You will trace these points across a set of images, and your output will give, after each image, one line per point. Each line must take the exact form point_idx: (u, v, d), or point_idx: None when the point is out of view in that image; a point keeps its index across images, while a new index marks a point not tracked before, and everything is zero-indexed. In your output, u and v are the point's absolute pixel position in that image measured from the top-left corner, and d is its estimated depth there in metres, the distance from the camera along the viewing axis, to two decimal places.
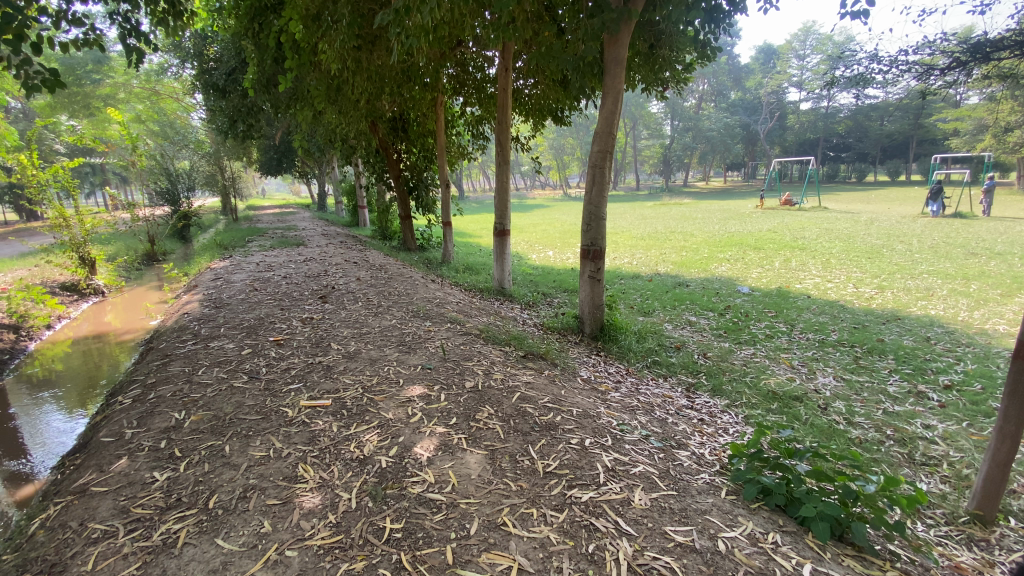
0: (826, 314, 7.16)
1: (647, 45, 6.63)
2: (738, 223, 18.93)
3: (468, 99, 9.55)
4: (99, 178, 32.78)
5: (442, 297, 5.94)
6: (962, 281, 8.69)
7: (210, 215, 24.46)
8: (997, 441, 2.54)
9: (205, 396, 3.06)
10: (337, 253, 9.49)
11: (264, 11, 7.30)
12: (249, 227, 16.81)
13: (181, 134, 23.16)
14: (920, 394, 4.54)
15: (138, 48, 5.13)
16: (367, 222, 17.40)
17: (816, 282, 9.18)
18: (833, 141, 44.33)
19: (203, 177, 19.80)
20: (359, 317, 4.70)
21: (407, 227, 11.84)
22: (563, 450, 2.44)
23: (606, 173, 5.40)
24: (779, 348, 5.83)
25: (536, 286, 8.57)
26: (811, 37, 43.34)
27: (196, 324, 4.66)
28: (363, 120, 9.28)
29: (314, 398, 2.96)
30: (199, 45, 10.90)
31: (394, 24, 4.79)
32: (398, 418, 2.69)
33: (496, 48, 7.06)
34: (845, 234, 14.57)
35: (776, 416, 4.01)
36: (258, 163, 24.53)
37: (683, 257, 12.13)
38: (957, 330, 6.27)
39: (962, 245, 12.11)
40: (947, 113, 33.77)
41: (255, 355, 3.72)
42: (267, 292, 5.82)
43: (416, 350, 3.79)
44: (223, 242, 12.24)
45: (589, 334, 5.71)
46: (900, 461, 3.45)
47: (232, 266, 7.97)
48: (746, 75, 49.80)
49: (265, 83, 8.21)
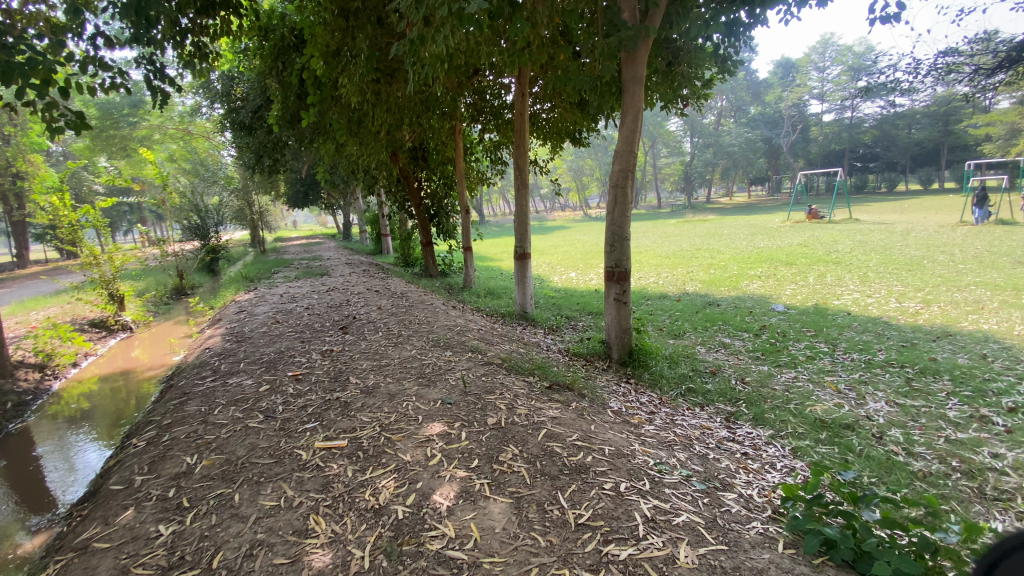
0: (869, 332, 6.74)
1: (665, 63, 6.55)
2: (766, 237, 18.47)
3: (486, 126, 9.59)
4: (136, 216, 34.51)
5: (463, 324, 5.80)
6: (1014, 292, 8.14)
7: (240, 248, 25.15)
8: None
9: (219, 437, 2.95)
10: (360, 282, 9.49)
11: (287, 50, 7.55)
12: (275, 258, 17.16)
13: (210, 171, 24.05)
14: (983, 418, 4.12)
15: (163, 89, 5.23)
16: (391, 249, 17.57)
17: (856, 298, 8.73)
18: (859, 152, 43.38)
19: (233, 212, 20.43)
20: (379, 349, 4.58)
21: (429, 253, 11.85)
22: (595, 498, 2.21)
23: (628, 192, 5.24)
24: (823, 370, 5.47)
25: (560, 309, 8.37)
26: (830, 49, 43.02)
27: (216, 360, 4.61)
28: (384, 151, 9.37)
29: (329, 438, 2.81)
30: (226, 86, 11.29)
31: (409, 54, 4.78)
32: (416, 461, 2.51)
33: (512, 74, 7.08)
34: (880, 246, 14.03)
35: (827, 448, 3.69)
36: (286, 196, 25.23)
37: (712, 275, 11.79)
38: (1015, 346, 5.80)
39: (1010, 253, 11.46)
40: (979, 118, 32.72)
41: (272, 392, 3.61)
42: (289, 324, 5.78)
43: (436, 384, 3.62)
44: (249, 275, 12.46)
45: (617, 359, 5.48)
46: (970, 496, 3.07)
47: (256, 298, 8.03)
48: (765, 90, 49.55)
49: (289, 119, 8.40)
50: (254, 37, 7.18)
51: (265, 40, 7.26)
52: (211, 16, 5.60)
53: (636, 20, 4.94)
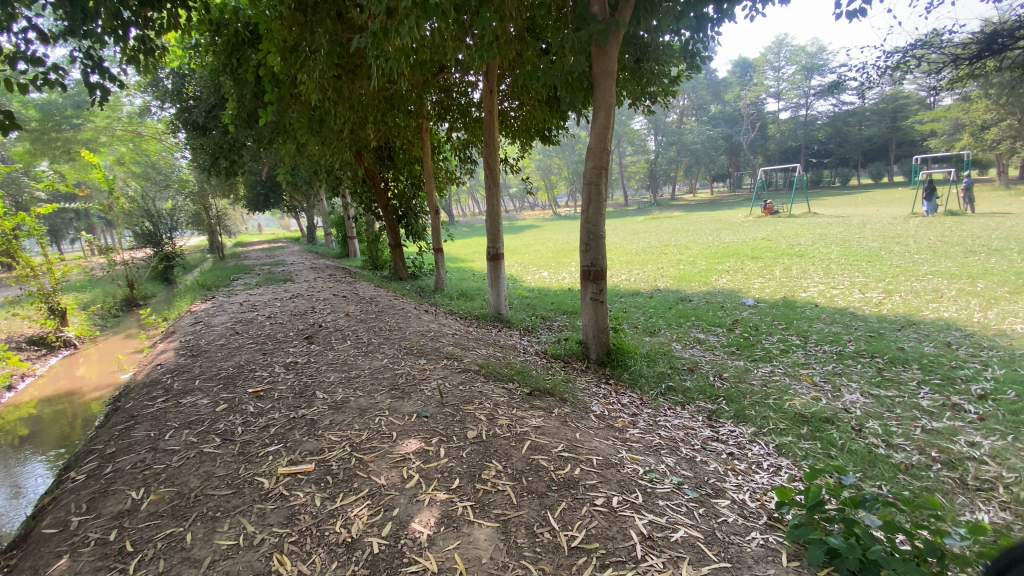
0: (837, 323, 6.86)
1: (633, 59, 6.51)
2: (730, 232, 18.90)
3: (454, 124, 9.40)
4: (84, 222, 32.75)
5: (437, 329, 5.57)
6: (968, 280, 8.46)
7: (197, 255, 24.04)
8: None
9: (169, 467, 2.67)
10: (326, 287, 9.13)
11: (242, 46, 7.15)
12: (234, 264, 16.48)
13: (162, 174, 22.89)
14: (956, 406, 4.19)
15: (103, 85, 4.75)
16: (358, 252, 17.10)
17: (821, 290, 8.93)
18: (814, 149, 45.17)
19: (189, 216, 19.47)
20: (347, 359, 4.33)
21: (398, 255, 11.54)
22: (588, 516, 2.06)
23: (602, 190, 5.11)
24: (797, 363, 5.51)
25: (534, 310, 8.23)
26: (784, 49, 45.21)
27: (169, 377, 4.25)
28: (347, 150, 9.03)
29: (294, 462, 2.57)
30: (177, 84, 10.65)
31: (371, 48, 4.51)
32: (391, 484, 2.31)
33: (479, 71, 6.90)
34: (839, 239, 14.46)
35: (810, 444, 3.68)
36: (245, 199, 24.33)
37: (681, 270, 11.89)
38: (976, 333, 5.98)
39: (959, 243, 11.98)
40: (925, 114, 34.42)
41: (230, 412, 3.32)
42: (249, 336, 5.43)
43: (410, 396, 3.41)
44: (206, 283, 11.87)
45: (596, 360, 5.38)
46: (952, 488, 3.07)
47: (214, 308, 7.59)
48: (725, 89, 51.12)
49: (246, 118, 7.96)
50: (205, 32, 6.77)
51: (217, 36, 6.86)
52: (156, 9, 5.17)
53: (606, 14, 4.83)
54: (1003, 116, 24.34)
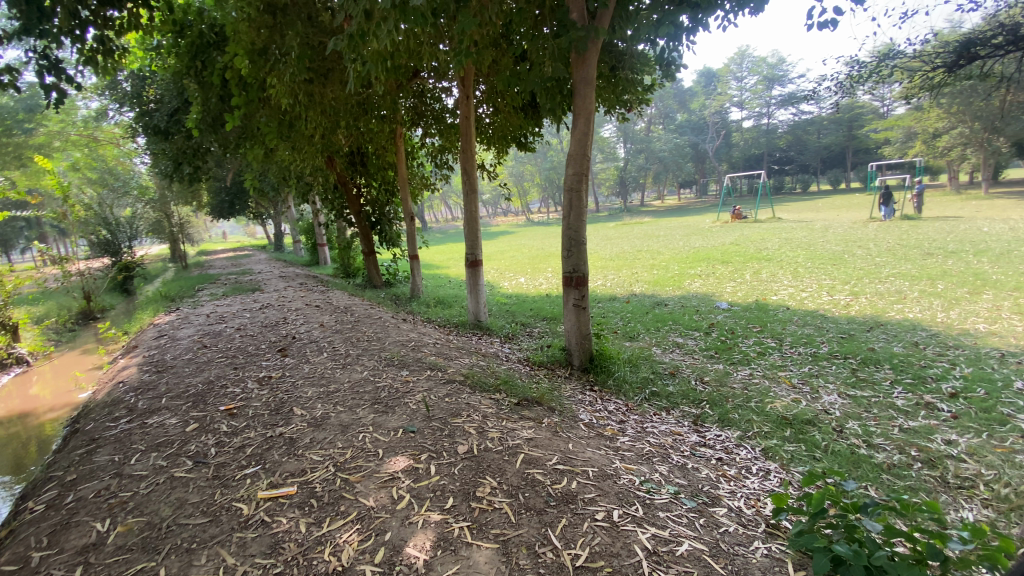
0: (810, 325, 7.03)
1: (608, 67, 6.55)
2: (700, 237, 19.33)
3: (428, 130, 9.29)
4: (33, 230, 31.14)
5: (417, 338, 5.43)
6: (928, 281, 8.84)
7: (157, 264, 23.08)
8: None
9: (137, 495, 2.47)
10: (298, 296, 8.85)
11: (207, 48, 6.87)
12: (199, 273, 15.87)
13: (120, 180, 21.93)
14: (929, 405, 4.32)
15: (59, 87, 4.47)
16: (329, 260, 16.70)
17: (791, 292, 9.17)
18: (776, 156, 46.85)
19: (149, 224, 18.67)
20: (325, 372, 4.16)
21: (371, 262, 11.31)
22: (590, 533, 2.00)
23: (583, 196, 5.10)
24: (775, 366, 5.61)
25: (513, 316, 8.16)
26: (746, 60, 47.11)
27: (132, 396, 3.98)
28: (319, 156, 8.80)
29: (275, 485, 2.42)
30: (137, 87, 10.19)
31: (348, 50, 4.34)
32: (381, 506, 2.19)
33: (456, 76, 6.82)
34: (804, 243, 14.96)
35: (795, 446, 3.71)
36: (209, 206, 23.53)
37: (655, 275, 12.05)
38: (940, 333, 6.23)
39: (917, 246, 12.53)
40: (878, 124, 36.15)
41: (202, 432, 3.12)
42: (218, 349, 5.17)
43: (395, 410, 3.28)
44: (169, 293, 11.36)
45: (579, 366, 5.34)
46: (934, 486, 3.15)
47: (179, 320, 7.23)
48: (691, 98, 52.63)
49: (211, 122, 7.64)
50: (167, 33, 6.48)
51: (180, 37, 6.57)
52: (118, 8, 4.90)
53: (586, 20, 4.81)
54: (953, 125, 25.72)
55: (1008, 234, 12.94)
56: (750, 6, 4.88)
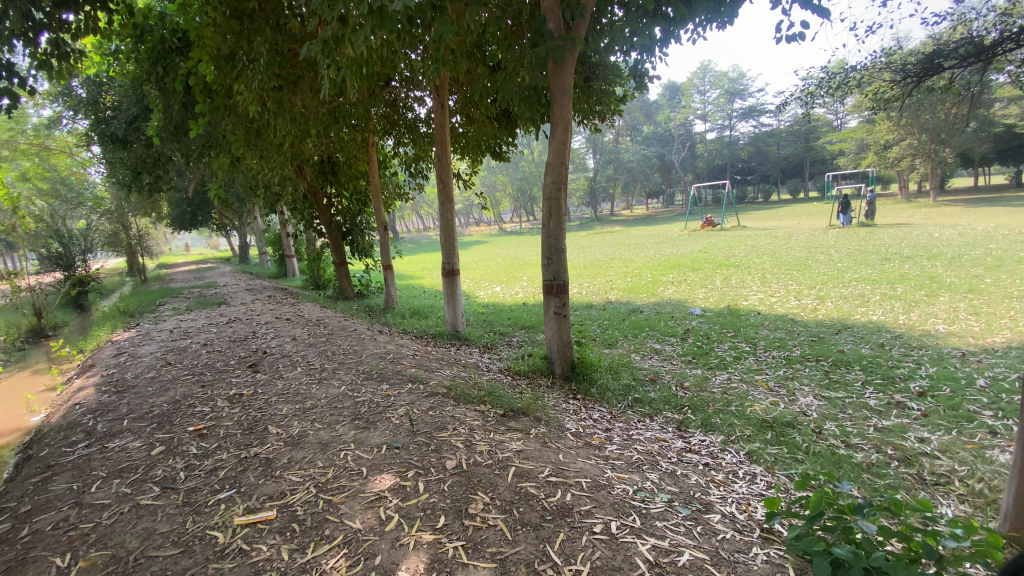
0: (781, 329, 7.21)
1: (582, 78, 6.61)
2: (669, 245, 19.72)
3: (401, 139, 9.17)
4: None
5: (395, 351, 5.28)
6: (889, 285, 9.21)
7: (114, 278, 22.02)
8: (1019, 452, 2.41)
9: (100, 525, 2.28)
10: (266, 309, 8.56)
11: (169, 53, 6.60)
12: (160, 287, 15.17)
13: (73, 191, 20.87)
14: (900, 404, 4.46)
15: (9, 91, 4.20)
16: (297, 271, 16.25)
17: (761, 297, 9.41)
18: (738, 166, 48.50)
19: (105, 237, 17.79)
20: (300, 388, 3.98)
21: (343, 273, 11.07)
22: (589, 547, 1.95)
23: (562, 205, 5.09)
24: (751, 369, 5.70)
25: (491, 326, 8.08)
26: (709, 74, 48.92)
27: (90, 419, 3.71)
28: (288, 165, 8.56)
29: (253, 510, 2.27)
30: (93, 93, 9.73)
31: (322, 56, 4.14)
32: (369, 527, 2.08)
33: (430, 85, 6.75)
34: (770, 250, 15.43)
35: (777, 449, 3.75)
36: (170, 217, 22.64)
37: (629, 282, 12.20)
38: (904, 334, 6.48)
39: (875, 251, 13.08)
40: (833, 136, 37.89)
41: (169, 456, 2.92)
42: (183, 367, 4.90)
43: (377, 425, 3.15)
44: (128, 308, 10.82)
45: (561, 374, 5.30)
46: (913, 483, 3.23)
47: (139, 336, 6.87)
48: (657, 110, 54.09)
49: (173, 130, 7.33)
50: (126, 38, 6.20)
51: (140, 42, 6.30)
52: (75, 11, 4.65)
53: (563, 30, 4.83)
54: (902, 137, 27.17)
55: (957, 239, 13.68)
56: (719, 20, 5.01)
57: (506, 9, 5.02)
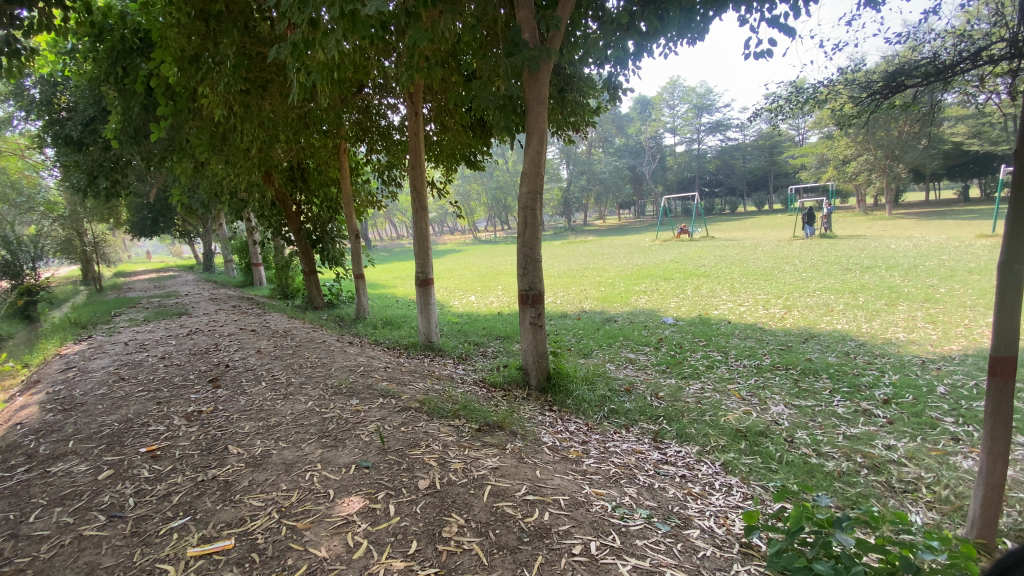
0: (751, 338, 7.34)
1: (557, 89, 6.60)
2: (640, 255, 20.03)
3: (373, 146, 9.02)
4: None
5: (366, 363, 5.11)
6: (851, 294, 9.52)
7: (66, 287, 20.92)
8: (988, 461, 2.45)
9: (37, 559, 2.09)
10: (230, 320, 8.24)
11: (129, 53, 6.32)
12: (116, 297, 14.44)
13: (24, 195, 19.80)
14: (867, 412, 4.56)
15: None
16: (264, 280, 15.77)
17: (730, 307, 9.60)
18: (706, 179, 49.88)
19: (57, 243, 16.91)
20: (264, 405, 3.78)
21: (313, 282, 10.79)
22: (568, 570, 1.88)
23: (538, 214, 5.03)
24: (723, 378, 5.76)
25: (466, 336, 7.95)
26: (678, 90, 50.25)
27: (31, 440, 3.44)
28: (256, 171, 8.30)
29: (208, 540, 2.11)
30: (46, 93, 9.25)
31: (290, 59, 3.98)
32: (335, 556, 1.96)
33: (404, 92, 6.65)
34: (738, 259, 15.82)
35: (751, 459, 3.77)
36: (128, 223, 21.69)
37: (603, 292, 12.27)
38: (867, 342, 6.67)
39: (837, 262, 13.57)
40: (795, 151, 39.38)
41: (117, 480, 2.72)
42: (138, 382, 4.62)
43: (345, 443, 3.01)
44: (80, 319, 10.24)
45: (536, 385, 5.23)
46: (883, 491, 3.28)
47: (91, 349, 6.48)
48: (628, 123, 55.22)
49: (133, 133, 7.02)
50: (82, 36, 5.92)
51: (98, 41, 6.02)
52: (25, 6, 4.39)
53: (538, 40, 4.81)
54: (859, 152, 28.41)
55: (912, 251, 14.29)
56: (689, 36, 5.11)
57: (481, 18, 4.97)
